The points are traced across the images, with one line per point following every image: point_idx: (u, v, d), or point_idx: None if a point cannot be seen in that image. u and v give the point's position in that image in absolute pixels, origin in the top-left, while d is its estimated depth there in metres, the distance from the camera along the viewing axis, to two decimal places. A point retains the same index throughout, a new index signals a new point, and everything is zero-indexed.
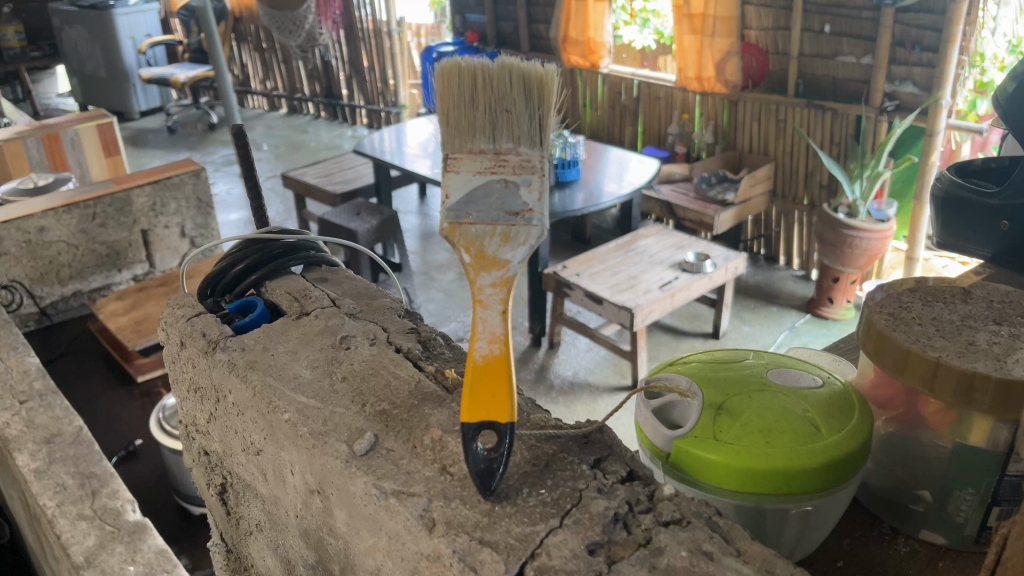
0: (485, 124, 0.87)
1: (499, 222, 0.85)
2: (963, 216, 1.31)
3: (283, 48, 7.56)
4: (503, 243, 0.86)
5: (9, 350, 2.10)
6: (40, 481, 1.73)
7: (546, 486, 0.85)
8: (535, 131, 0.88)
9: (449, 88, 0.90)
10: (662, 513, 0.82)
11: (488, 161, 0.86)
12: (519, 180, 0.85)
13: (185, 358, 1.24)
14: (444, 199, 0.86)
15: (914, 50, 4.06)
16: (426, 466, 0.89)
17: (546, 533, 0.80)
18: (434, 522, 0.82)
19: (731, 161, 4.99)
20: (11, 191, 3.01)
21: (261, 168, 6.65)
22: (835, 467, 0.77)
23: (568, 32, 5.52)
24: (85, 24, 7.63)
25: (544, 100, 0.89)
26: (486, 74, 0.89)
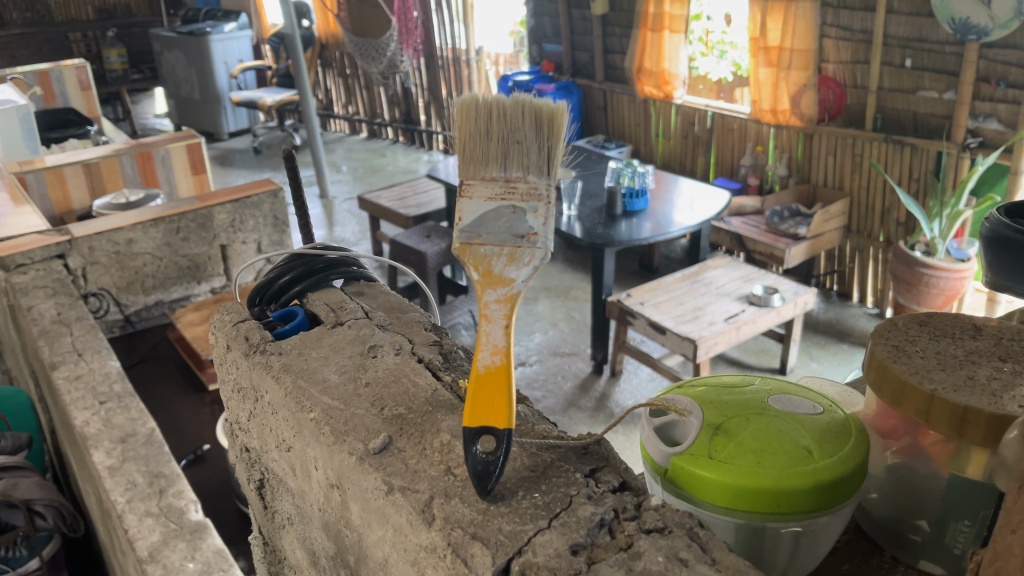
0: (497, 153, 0.93)
1: (506, 243, 0.89)
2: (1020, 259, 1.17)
3: (366, 74, 7.81)
4: (509, 263, 0.90)
5: (94, 353, 2.25)
6: (113, 477, 1.83)
7: (540, 490, 0.88)
8: (543, 162, 0.93)
9: (465, 120, 0.97)
10: (646, 522, 0.84)
11: (499, 188, 0.92)
12: (526, 207, 0.91)
13: (230, 360, 1.30)
14: (457, 221, 0.91)
15: (999, 86, 3.96)
16: (432, 466, 0.93)
17: (534, 532, 0.83)
18: (433, 517, 0.86)
19: (804, 195, 4.93)
20: (105, 205, 3.20)
21: (339, 190, 6.86)
22: (826, 491, 0.79)
23: (643, 63, 5.56)
24: (183, 49, 8.05)
25: (553, 134, 0.95)
26: (502, 109, 0.96)
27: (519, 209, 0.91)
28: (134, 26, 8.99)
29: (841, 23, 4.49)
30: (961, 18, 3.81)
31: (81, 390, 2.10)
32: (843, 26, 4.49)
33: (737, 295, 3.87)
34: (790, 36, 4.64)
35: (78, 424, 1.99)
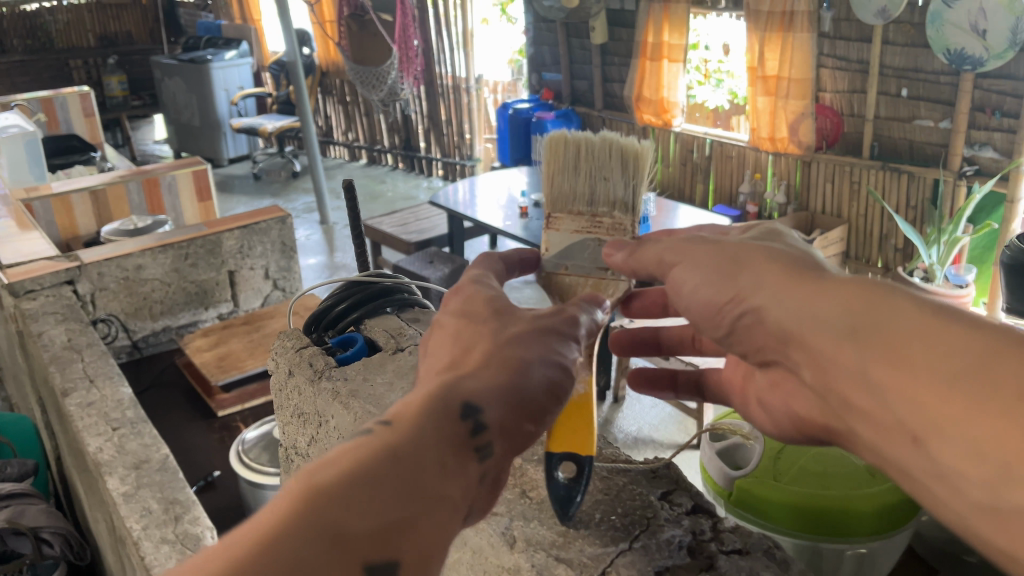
0: (586, 190, 1.13)
1: (590, 274, 1.08)
2: None
3: (366, 101, 7.88)
4: (591, 291, 1.08)
5: (106, 379, 2.25)
6: (128, 504, 1.83)
7: (619, 512, 0.93)
8: (626, 197, 1.11)
9: (557, 161, 1.15)
10: (725, 542, 0.89)
11: (585, 222, 1.11)
12: (609, 240, 1.09)
13: (292, 386, 1.31)
14: (546, 251, 1.11)
15: (994, 116, 4.03)
16: (507, 489, 1.02)
17: (615, 554, 0.88)
18: (514, 538, 0.93)
19: (803, 222, 4.98)
20: (114, 231, 3.22)
21: (339, 216, 6.90)
22: (889, 509, 0.91)
23: (642, 92, 5.65)
24: (184, 77, 8.11)
25: (637, 172, 1.12)
26: (590, 151, 1.14)
27: (601, 241, 1.09)
28: (135, 53, 9.07)
29: (837, 53, 4.56)
30: (956, 48, 3.88)
31: (94, 417, 2.10)
32: (840, 56, 4.56)
33: None
34: (788, 66, 4.72)
35: (92, 450, 1.99)
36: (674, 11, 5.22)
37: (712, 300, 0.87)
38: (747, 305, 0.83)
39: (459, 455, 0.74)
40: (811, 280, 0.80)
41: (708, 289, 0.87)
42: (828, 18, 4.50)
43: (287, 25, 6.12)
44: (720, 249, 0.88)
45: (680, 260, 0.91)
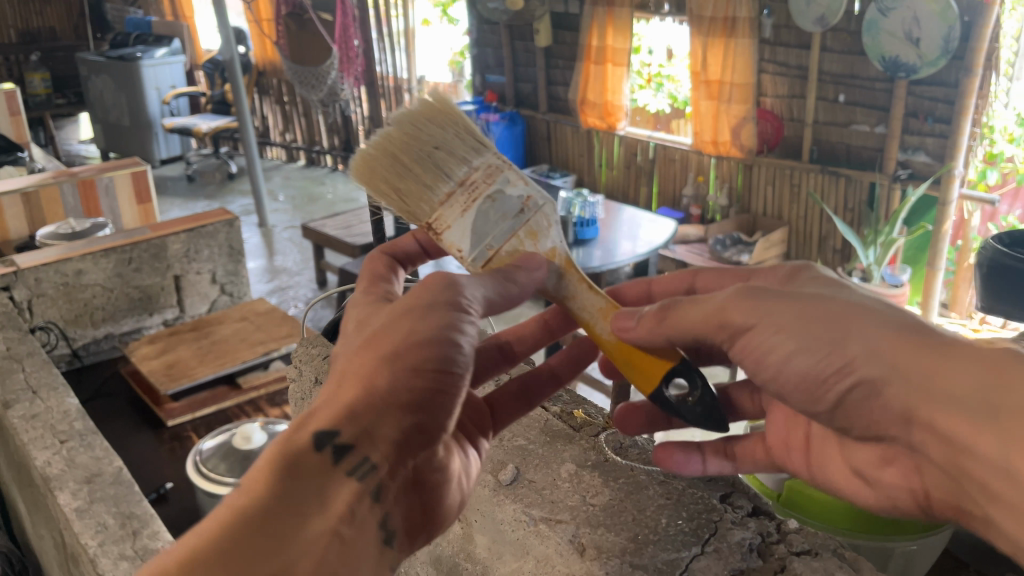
0: (427, 169, 1.00)
1: (518, 230, 1.01)
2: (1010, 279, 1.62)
3: (305, 101, 7.72)
4: (532, 243, 1.02)
5: (50, 390, 2.15)
6: (81, 520, 1.74)
7: (685, 516, 1.05)
8: (473, 145, 1.02)
9: (378, 179, 1.02)
10: (792, 545, 0.98)
11: (463, 196, 0.99)
12: (498, 188, 1.00)
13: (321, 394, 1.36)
14: (463, 255, 1.00)
15: (927, 121, 4.15)
16: (568, 496, 1.13)
17: (690, 558, 0.99)
18: (583, 546, 1.04)
19: (744, 224, 5.08)
20: (50, 235, 3.08)
21: (278, 219, 6.76)
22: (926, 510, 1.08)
23: (587, 95, 5.70)
24: (112, 75, 7.81)
25: (449, 117, 1.03)
26: (395, 140, 1.02)
27: (499, 191, 1.00)
28: (59, 50, 8.72)
29: (778, 59, 4.65)
30: (891, 56, 4.00)
31: (39, 429, 2.00)
32: (780, 62, 4.65)
33: None
34: (730, 71, 4.82)
35: (39, 465, 1.89)
36: (618, 15, 5.27)
37: (820, 374, 0.90)
38: (858, 378, 0.88)
39: (331, 487, 0.78)
40: (927, 363, 0.84)
41: (806, 360, 0.90)
42: (768, 24, 4.59)
43: (223, 22, 5.94)
44: (808, 311, 0.91)
45: (756, 326, 0.92)
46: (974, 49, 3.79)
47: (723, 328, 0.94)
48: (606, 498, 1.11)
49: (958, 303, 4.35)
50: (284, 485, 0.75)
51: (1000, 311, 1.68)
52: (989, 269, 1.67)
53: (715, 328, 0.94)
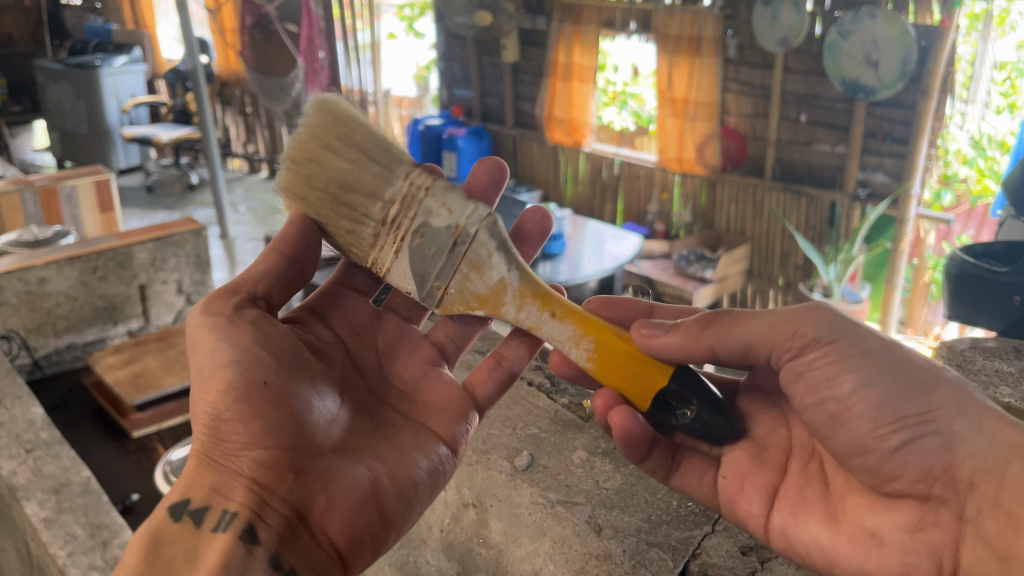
0: (341, 208, 1.13)
1: (460, 267, 1.11)
2: (980, 291, 1.68)
3: (268, 112, 7.63)
4: (479, 276, 1.12)
5: (14, 399, 2.09)
6: (49, 530, 1.71)
7: (693, 500, 1.30)
8: (378, 174, 1.12)
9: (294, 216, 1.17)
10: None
11: (392, 234, 1.11)
12: (423, 220, 1.10)
13: None
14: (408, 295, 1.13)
15: (886, 141, 4.25)
16: (583, 482, 1.36)
17: (702, 536, 1.23)
18: (600, 526, 1.27)
19: (708, 240, 5.17)
20: (11, 242, 3.01)
21: (240, 231, 6.67)
22: None
23: (554, 111, 5.78)
24: (70, 82, 7.64)
25: (344, 140, 1.14)
26: (294, 182, 1.15)
27: (426, 226, 1.10)
28: (15, 56, 8.54)
29: (741, 78, 4.75)
30: (850, 78, 4.14)
31: (3, 439, 1.94)
32: (744, 81, 4.75)
33: None
34: (695, 90, 4.93)
35: (5, 475, 1.85)
36: (585, 33, 5.35)
37: (894, 415, 1.03)
38: (940, 427, 1.02)
39: (199, 541, 1.05)
40: (1019, 446, 0.98)
41: (875, 396, 1.05)
42: (733, 44, 4.68)
43: (187, 30, 5.86)
44: (894, 360, 1.05)
45: (837, 343, 1.07)
46: (930, 73, 3.92)
47: (801, 340, 1.09)
48: (618, 482, 1.35)
49: (913, 320, 4.42)
50: (154, 554, 1.04)
51: (968, 319, 1.73)
52: (957, 279, 1.73)
53: (782, 336, 1.10)
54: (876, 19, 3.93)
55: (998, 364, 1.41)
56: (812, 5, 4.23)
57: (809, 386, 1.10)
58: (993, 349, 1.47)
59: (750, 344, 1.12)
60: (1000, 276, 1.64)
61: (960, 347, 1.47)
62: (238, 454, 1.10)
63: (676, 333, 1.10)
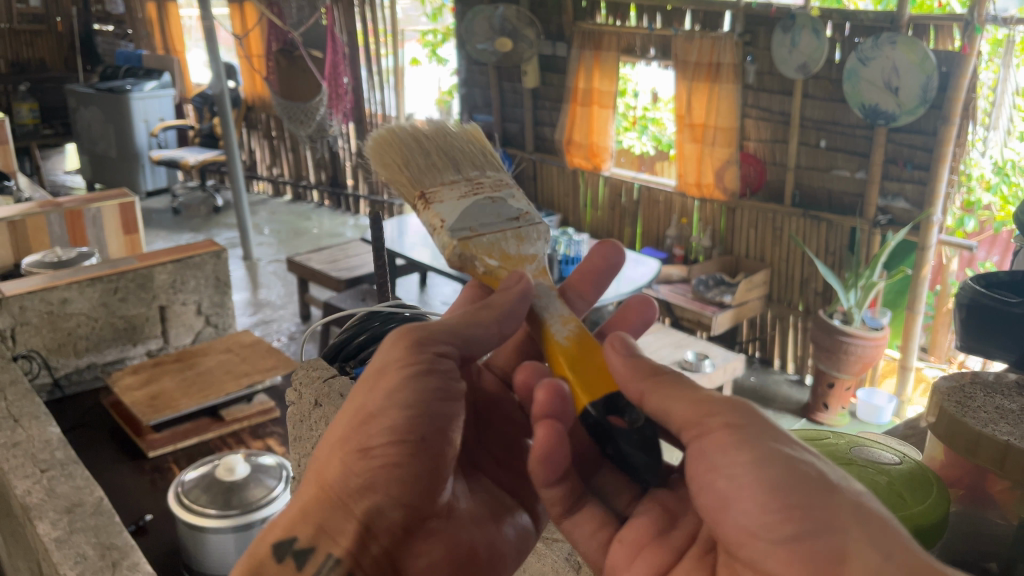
0: (443, 162, 1.17)
1: (507, 229, 1.12)
2: (988, 323, 1.44)
3: (292, 136, 7.74)
4: (517, 243, 1.12)
5: (33, 419, 2.20)
6: (60, 550, 1.76)
7: None
8: (485, 166, 1.19)
9: (391, 150, 1.17)
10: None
11: (466, 189, 1.13)
12: (501, 196, 1.14)
13: (315, 417, 1.38)
14: (442, 222, 1.09)
15: (906, 167, 4.24)
16: None
17: None
18: (581, 563, 1.17)
19: (727, 265, 5.15)
20: (35, 263, 3.09)
21: (263, 252, 6.73)
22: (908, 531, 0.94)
23: (573, 135, 5.78)
24: (101, 106, 7.79)
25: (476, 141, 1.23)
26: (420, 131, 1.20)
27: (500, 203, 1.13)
28: (48, 81, 8.81)
29: (761, 104, 4.75)
30: (870, 104, 4.08)
31: (20, 458, 2.03)
32: (763, 107, 4.75)
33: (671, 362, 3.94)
34: (714, 114, 4.88)
35: (19, 493, 1.92)
36: (605, 58, 5.37)
37: (787, 506, 0.73)
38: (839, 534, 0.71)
39: None
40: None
41: (766, 488, 0.75)
42: (752, 70, 4.69)
43: (214, 56, 5.95)
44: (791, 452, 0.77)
45: (741, 426, 0.79)
46: (952, 99, 3.89)
47: (697, 425, 0.82)
48: None
49: (937, 347, 4.39)
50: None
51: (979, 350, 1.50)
52: (962, 310, 1.50)
53: (700, 411, 0.82)
54: (895, 45, 3.88)
55: (1002, 402, 1.11)
56: (831, 30, 4.29)
57: (706, 465, 0.80)
58: (995, 384, 1.18)
59: (672, 412, 0.85)
60: (1012, 307, 1.41)
61: (954, 383, 1.18)
62: (359, 493, 0.86)
63: (620, 361, 0.92)
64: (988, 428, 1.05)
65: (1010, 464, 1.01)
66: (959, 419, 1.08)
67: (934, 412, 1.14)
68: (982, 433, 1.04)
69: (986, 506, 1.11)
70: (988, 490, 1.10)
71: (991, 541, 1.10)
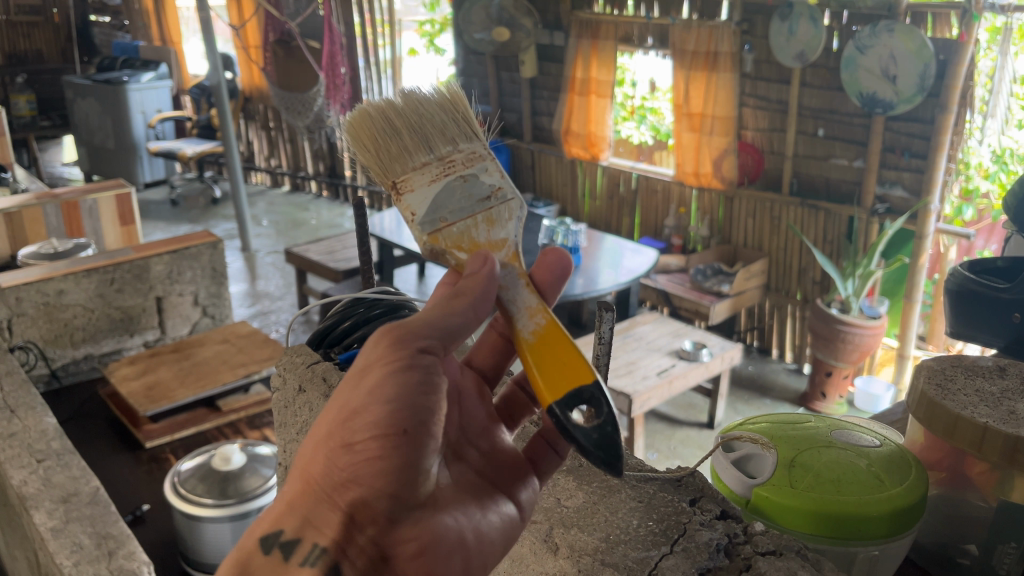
0: (416, 141, 0.98)
1: (476, 210, 0.96)
2: (977, 308, 1.44)
3: (290, 127, 7.72)
4: (487, 228, 0.96)
5: (29, 409, 2.20)
6: (56, 539, 1.77)
7: (654, 518, 1.04)
8: (460, 130, 0.99)
9: (362, 131, 0.99)
10: (758, 545, 0.96)
11: (437, 169, 0.96)
12: (473, 170, 0.97)
13: (300, 402, 1.39)
14: (413, 217, 0.95)
15: (903, 156, 4.23)
16: (542, 498, 1.11)
17: (658, 558, 0.99)
18: (558, 545, 1.05)
19: (726, 254, 5.14)
20: (31, 254, 3.08)
21: (261, 243, 6.72)
22: (896, 516, 0.94)
23: (571, 125, 5.76)
24: (98, 97, 7.76)
25: (465, 110, 1.02)
26: (398, 105, 1.01)
27: (470, 176, 0.96)
28: (46, 72, 8.80)
29: (759, 93, 4.74)
30: (868, 92, 4.06)
31: (16, 448, 2.04)
32: (761, 96, 4.74)
33: (668, 351, 3.95)
34: (712, 104, 4.88)
35: (15, 483, 1.93)
36: (602, 48, 5.35)
37: None
38: None
39: None
40: None
41: None
42: (749, 59, 4.69)
43: (211, 47, 5.93)
44: None
45: None
46: (948, 87, 3.89)
47: None
48: (579, 499, 1.10)
49: (934, 336, 4.42)
50: None
51: (970, 336, 1.50)
52: (953, 296, 1.50)
53: None
54: (892, 33, 3.87)
55: (981, 384, 1.12)
56: (829, 19, 4.28)
57: None
58: (975, 367, 1.18)
59: None
60: (999, 293, 1.40)
61: (939, 365, 1.18)
62: (342, 486, 0.78)
63: None
64: (966, 410, 1.05)
65: (988, 444, 1.02)
66: (938, 402, 1.08)
67: (915, 394, 1.15)
68: (960, 416, 1.04)
69: (965, 488, 1.10)
70: (967, 472, 1.09)
71: (971, 523, 1.11)
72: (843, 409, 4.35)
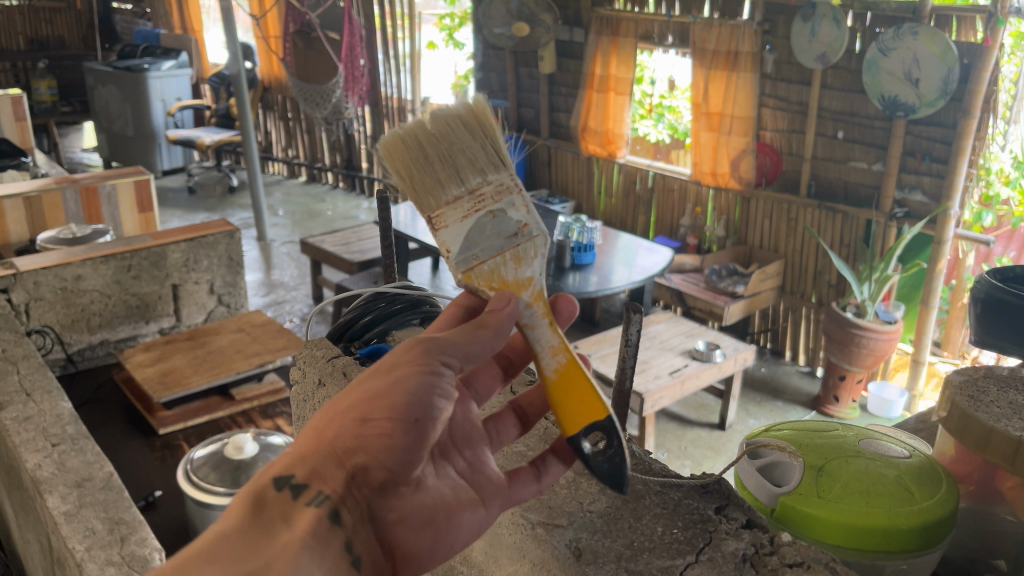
0: (448, 172, 0.95)
1: (505, 249, 0.94)
2: (1002, 318, 1.43)
3: (308, 118, 7.74)
4: (514, 266, 0.95)
5: (44, 394, 2.22)
6: (69, 524, 1.79)
7: (679, 526, 1.03)
8: (486, 155, 0.96)
9: (395, 164, 0.97)
10: (784, 555, 0.93)
11: (468, 203, 0.93)
12: (502, 205, 0.93)
13: (319, 395, 1.39)
14: (447, 254, 0.93)
15: (924, 160, 4.19)
16: (566, 503, 1.12)
17: (683, 566, 0.97)
18: (581, 551, 1.04)
19: (741, 255, 5.11)
20: (50, 239, 3.11)
21: (276, 233, 6.75)
22: (924, 527, 0.94)
23: (588, 122, 5.75)
24: (118, 85, 7.81)
25: (490, 128, 0.98)
26: (426, 131, 0.97)
27: (498, 211, 0.93)
28: (67, 58, 8.88)
29: (778, 94, 4.71)
30: (889, 95, 4.03)
31: (31, 432, 2.06)
32: (780, 97, 4.70)
33: (681, 351, 3.94)
34: (731, 103, 4.87)
35: (30, 467, 1.94)
36: (623, 45, 5.33)
37: None
38: None
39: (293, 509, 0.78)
40: None
41: None
42: (770, 59, 4.65)
43: (230, 36, 5.94)
44: None
45: None
46: (971, 91, 3.85)
47: None
48: (604, 505, 1.10)
49: (951, 342, 4.39)
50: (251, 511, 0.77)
51: (993, 346, 1.48)
52: (980, 304, 1.48)
53: None
54: (916, 36, 3.82)
55: (1014, 397, 1.10)
56: (852, 20, 4.25)
57: None
58: (1009, 379, 1.16)
59: None
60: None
61: (967, 377, 1.17)
62: (351, 450, 0.84)
63: None
64: (1000, 423, 1.05)
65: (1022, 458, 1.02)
66: (971, 413, 1.07)
67: (945, 405, 1.14)
68: (994, 428, 1.04)
69: (993, 503, 1.09)
70: (998, 487, 1.08)
71: (1000, 539, 1.10)
72: (855, 414, 4.31)
